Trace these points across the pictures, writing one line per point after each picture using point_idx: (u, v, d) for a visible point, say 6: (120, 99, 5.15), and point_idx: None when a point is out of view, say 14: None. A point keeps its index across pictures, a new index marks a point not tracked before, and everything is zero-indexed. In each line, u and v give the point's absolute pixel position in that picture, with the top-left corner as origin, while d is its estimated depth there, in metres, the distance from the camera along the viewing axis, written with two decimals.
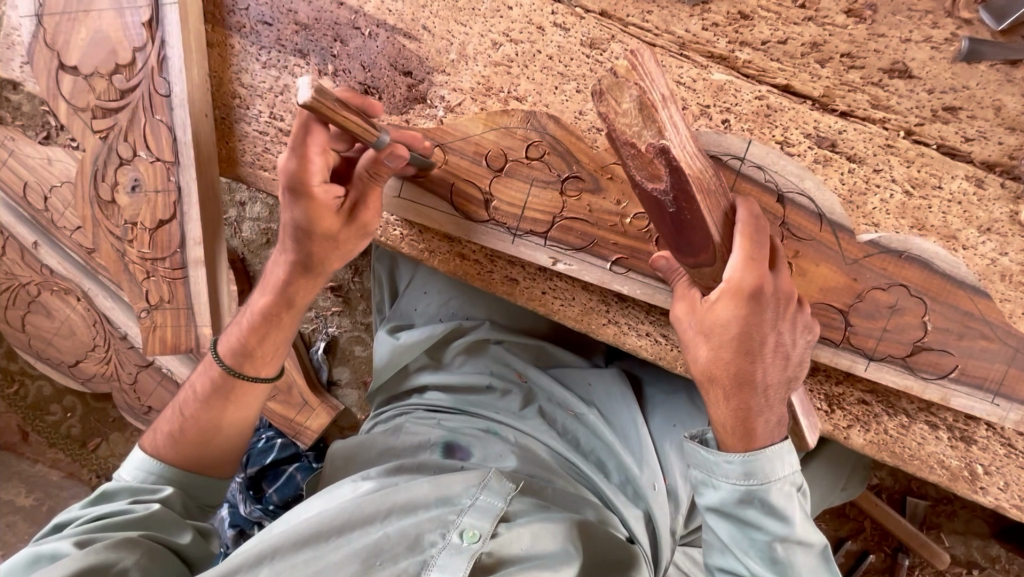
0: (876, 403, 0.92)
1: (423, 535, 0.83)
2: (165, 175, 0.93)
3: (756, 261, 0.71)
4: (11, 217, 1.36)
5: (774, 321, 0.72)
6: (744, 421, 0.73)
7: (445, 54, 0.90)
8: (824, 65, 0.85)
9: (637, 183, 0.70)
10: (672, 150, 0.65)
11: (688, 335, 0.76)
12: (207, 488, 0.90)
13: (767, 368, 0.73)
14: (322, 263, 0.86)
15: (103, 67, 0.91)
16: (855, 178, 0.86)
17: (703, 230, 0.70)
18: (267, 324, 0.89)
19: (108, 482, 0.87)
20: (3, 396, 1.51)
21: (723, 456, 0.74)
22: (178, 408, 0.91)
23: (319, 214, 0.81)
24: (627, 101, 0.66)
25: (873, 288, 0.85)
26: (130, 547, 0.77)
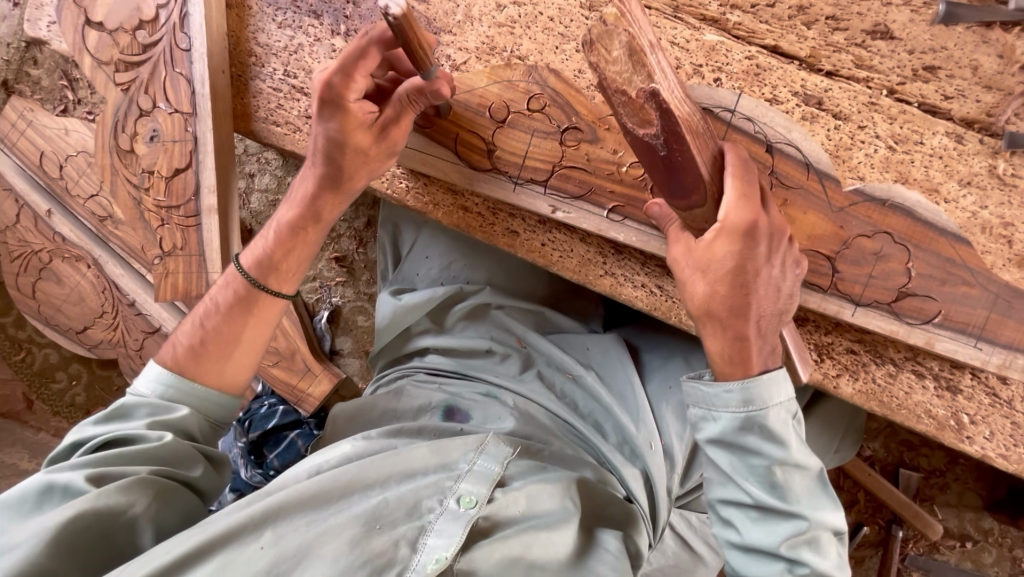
0: (864, 352, 0.95)
1: (421, 502, 0.81)
2: (182, 125, 0.98)
3: (748, 200, 0.75)
4: (26, 185, 1.40)
5: (767, 255, 0.76)
6: (741, 351, 0.76)
7: (451, 16, 0.96)
8: (810, 27, 0.90)
9: (627, 130, 0.74)
10: (660, 94, 0.69)
11: (684, 274, 0.77)
12: (221, 406, 0.92)
13: (760, 300, 0.76)
14: (350, 178, 0.93)
15: (127, 23, 0.97)
16: (841, 134, 0.90)
17: (694, 170, 0.73)
18: (294, 240, 0.95)
19: (128, 396, 0.89)
20: (10, 363, 1.53)
21: (722, 387, 0.75)
22: (194, 320, 0.93)
23: (353, 128, 0.88)
24: (616, 49, 0.69)
25: (858, 236, 0.89)
26: (140, 490, 0.79)
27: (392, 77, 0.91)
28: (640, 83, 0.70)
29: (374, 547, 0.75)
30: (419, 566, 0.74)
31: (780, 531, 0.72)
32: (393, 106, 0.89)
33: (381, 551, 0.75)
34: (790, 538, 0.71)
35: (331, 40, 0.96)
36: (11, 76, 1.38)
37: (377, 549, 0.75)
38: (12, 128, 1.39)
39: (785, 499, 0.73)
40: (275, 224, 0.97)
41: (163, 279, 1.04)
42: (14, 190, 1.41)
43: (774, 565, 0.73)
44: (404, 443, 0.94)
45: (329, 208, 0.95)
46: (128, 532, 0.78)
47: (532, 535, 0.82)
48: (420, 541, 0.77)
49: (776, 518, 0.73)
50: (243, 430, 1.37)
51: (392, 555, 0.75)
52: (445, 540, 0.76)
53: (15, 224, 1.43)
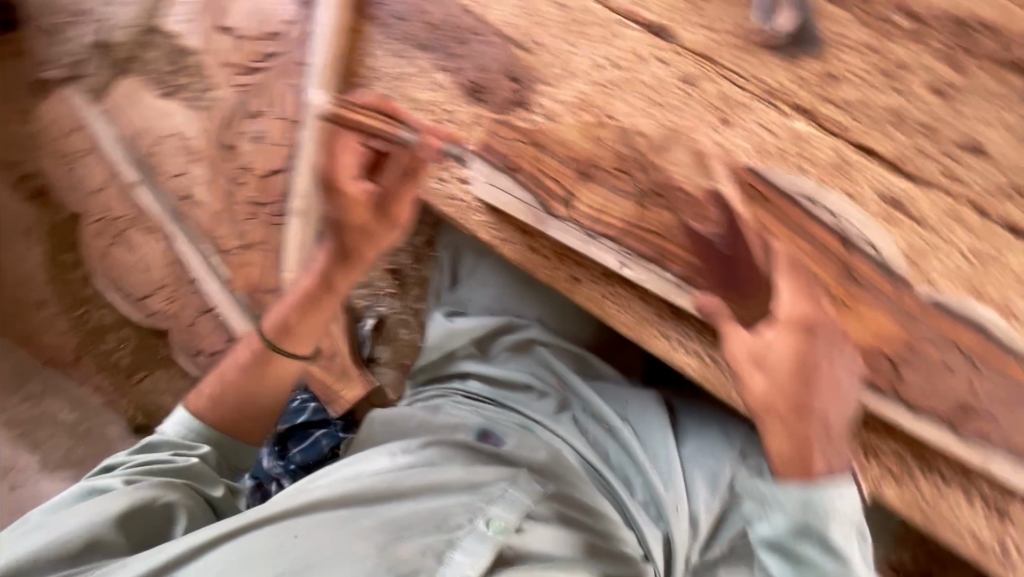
0: (912, 460, 0.93)
1: (450, 517, 0.81)
2: (286, 132, 1.09)
3: (802, 297, 0.82)
4: (119, 156, 1.50)
5: (826, 352, 0.79)
6: (803, 447, 0.75)
7: (550, 68, 0.99)
8: (901, 130, 0.89)
9: (684, 224, 0.92)
10: (721, 196, 0.90)
11: (742, 368, 0.78)
12: (237, 451, 0.98)
13: (823, 404, 0.77)
14: (359, 255, 1.01)
15: (254, 33, 1.09)
16: (917, 237, 0.89)
17: (749, 267, 0.87)
18: (310, 306, 1.00)
19: (152, 434, 0.95)
20: (69, 316, 1.60)
21: (784, 488, 0.75)
22: (218, 372, 0.98)
23: (350, 206, 0.97)
24: (684, 155, 0.93)
25: (925, 343, 0.88)
26: (170, 488, 0.86)
27: (379, 147, 0.98)
28: (702, 183, 0.91)
29: (402, 554, 0.75)
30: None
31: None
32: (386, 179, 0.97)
33: (408, 558, 0.75)
34: None
35: (433, 74, 1.04)
36: (125, 56, 1.49)
37: (404, 556, 0.75)
38: (118, 103, 1.50)
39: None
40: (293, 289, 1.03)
41: (239, 271, 1.21)
42: (107, 159, 1.50)
43: None
44: (441, 457, 0.93)
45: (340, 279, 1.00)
46: (162, 526, 0.84)
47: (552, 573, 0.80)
48: (446, 555, 0.76)
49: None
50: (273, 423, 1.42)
51: (417, 563, 0.75)
52: (471, 560, 0.76)
53: (102, 190, 1.52)
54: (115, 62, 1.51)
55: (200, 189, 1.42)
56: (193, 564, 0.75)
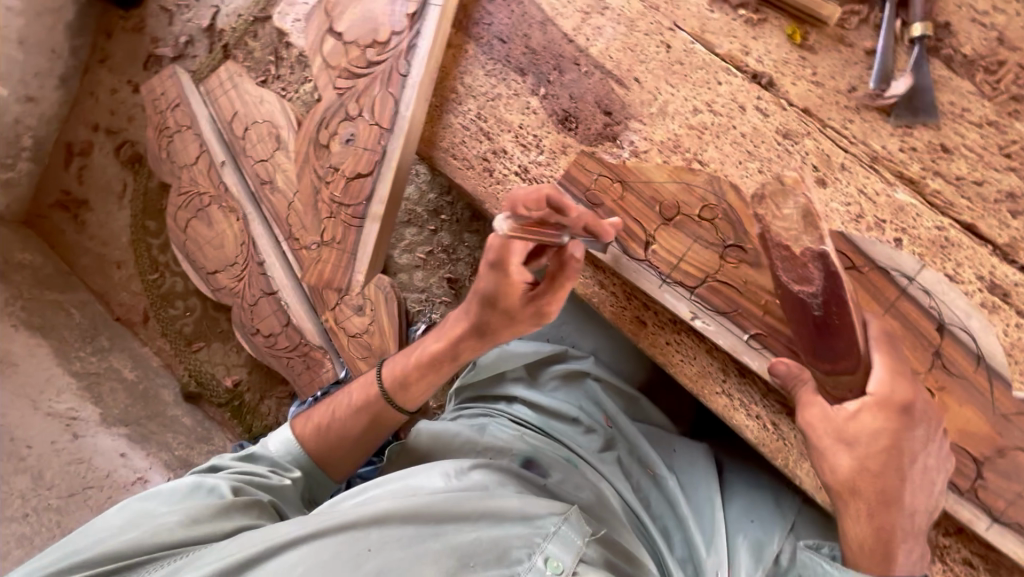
0: (983, 570, 0.86)
1: (510, 550, 0.79)
2: (376, 138, 1.11)
3: (903, 376, 0.74)
4: (211, 136, 1.57)
5: (923, 440, 0.73)
6: (886, 542, 0.71)
7: (646, 106, 0.99)
8: (1016, 217, 0.86)
9: (783, 284, 0.83)
10: (829, 257, 0.79)
11: (823, 442, 0.76)
12: (320, 484, 0.98)
13: (913, 493, 0.73)
14: (495, 333, 0.96)
15: (363, 40, 1.12)
16: (1020, 334, 0.83)
17: (847, 339, 0.77)
18: (429, 369, 0.98)
19: (257, 445, 0.97)
20: (145, 279, 1.70)
21: (850, 575, 0.71)
22: (329, 405, 1.01)
23: (508, 292, 0.90)
24: (788, 209, 0.87)
25: (1016, 448, 0.81)
26: (262, 510, 0.85)
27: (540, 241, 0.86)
28: (809, 244, 0.81)
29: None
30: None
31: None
32: (548, 279, 0.88)
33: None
34: None
35: (528, 97, 1.04)
36: (233, 41, 1.61)
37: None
38: (219, 86, 1.58)
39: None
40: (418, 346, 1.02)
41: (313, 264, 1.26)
42: (201, 136, 1.58)
43: None
44: (493, 481, 0.92)
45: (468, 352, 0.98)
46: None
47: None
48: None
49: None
50: None
51: None
52: None
53: (191, 165, 1.60)
54: (222, 46, 1.62)
55: (282, 176, 1.48)
56: (273, 563, 0.74)
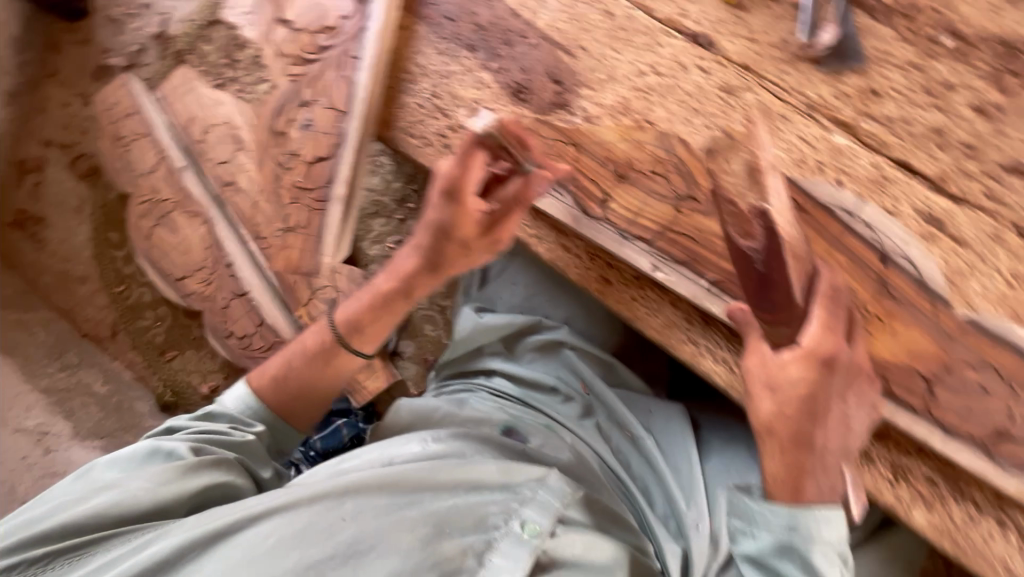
0: (944, 486, 0.90)
1: (487, 516, 0.80)
2: (333, 120, 1.17)
3: (833, 331, 0.78)
4: (170, 142, 1.56)
5: (842, 391, 0.76)
6: (801, 476, 0.74)
7: (594, 73, 1.02)
8: (944, 150, 0.90)
9: (730, 239, 0.91)
10: (769, 214, 0.88)
11: (753, 388, 0.79)
12: (287, 436, 0.99)
13: (827, 433, 0.75)
14: (449, 264, 0.99)
15: (312, 26, 1.18)
16: (958, 259, 0.88)
17: (785, 290, 0.82)
18: (384, 309, 1.00)
19: (213, 405, 0.96)
20: (110, 292, 1.67)
21: (769, 506, 0.75)
22: (284, 356, 1.00)
23: (463, 220, 0.94)
24: (734, 164, 0.93)
25: (962, 365, 0.86)
26: (227, 467, 0.85)
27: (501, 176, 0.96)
28: (753, 201, 0.90)
29: (445, 551, 0.75)
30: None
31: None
32: (502, 207, 0.96)
33: (451, 556, 0.75)
34: None
35: (479, 73, 1.07)
36: (184, 46, 1.57)
37: (447, 554, 0.75)
38: (175, 91, 1.57)
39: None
40: (369, 287, 1.02)
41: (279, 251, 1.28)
42: (159, 143, 1.57)
43: None
44: (471, 448, 0.92)
45: (421, 287, 0.99)
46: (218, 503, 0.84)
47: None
48: (486, 556, 0.76)
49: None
50: None
51: (459, 562, 0.75)
52: (511, 564, 0.75)
53: (151, 173, 1.58)
54: (173, 52, 1.58)
55: (244, 176, 1.47)
56: (246, 535, 0.74)
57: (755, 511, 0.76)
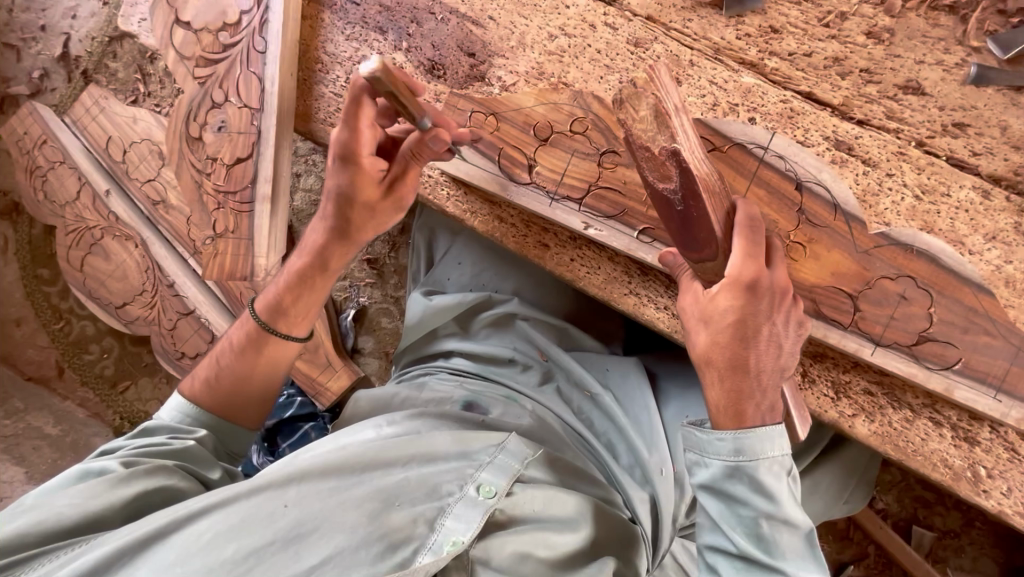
0: (881, 394, 0.95)
1: (440, 485, 0.82)
2: (248, 119, 1.18)
3: (755, 258, 0.79)
4: (88, 165, 1.48)
5: (769, 311, 0.78)
6: (740, 401, 0.77)
7: (506, 41, 1.03)
8: (844, 77, 0.94)
9: (649, 183, 0.84)
10: (681, 154, 0.79)
11: (689, 322, 0.83)
12: (234, 437, 0.98)
13: (759, 355, 0.78)
14: (360, 231, 0.98)
15: (213, 24, 1.19)
16: (868, 180, 0.93)
17: (706, 228, 0.80)
18: (303, 286, 0.99)
19: (149, 421, 0.95)
20: (48, 330, 1.61)
21: (716, 434, 0.77)
22: (213, 357, 1.00)
23: (361, 181, 0.94)
24: (643, 109, 0.81)
25: (882, 277, 0.91)
26: (165, 472, 0.84)
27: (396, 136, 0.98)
28: (664, 142, 0.81)
29: (393, 522, 0.76)
30: (434, 547, 0.75)
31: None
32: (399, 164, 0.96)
33: (399, 527, 0.76)
34: None
35: (392, 53, 1.09)
36: (92, 66, 1.49)
37: (395, 525, 0.76)
38: (85, 113, 1.48)
39: (771, 556, 0.72)
40: (286, 269, 1.02)
41: (212, 259, 1.28)
42: (77, 168, 1.49)
43: None
44: (427, 426, 0.94)
45: (335, 257, 0.98)
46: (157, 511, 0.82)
47: (545, 534, 0.84)
48: (438, 522, 0.78)
49: (759, 570, 0.73)
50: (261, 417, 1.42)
51: (409, 531, 0.76)
52: (463, 525, 0.77)
53: (73, 200, 1.50)
54: (81, 73, 1.51)
55: (173, 192, 1.41)
56: (181, 534, 0.74)
57: (704, 440, 0.78)
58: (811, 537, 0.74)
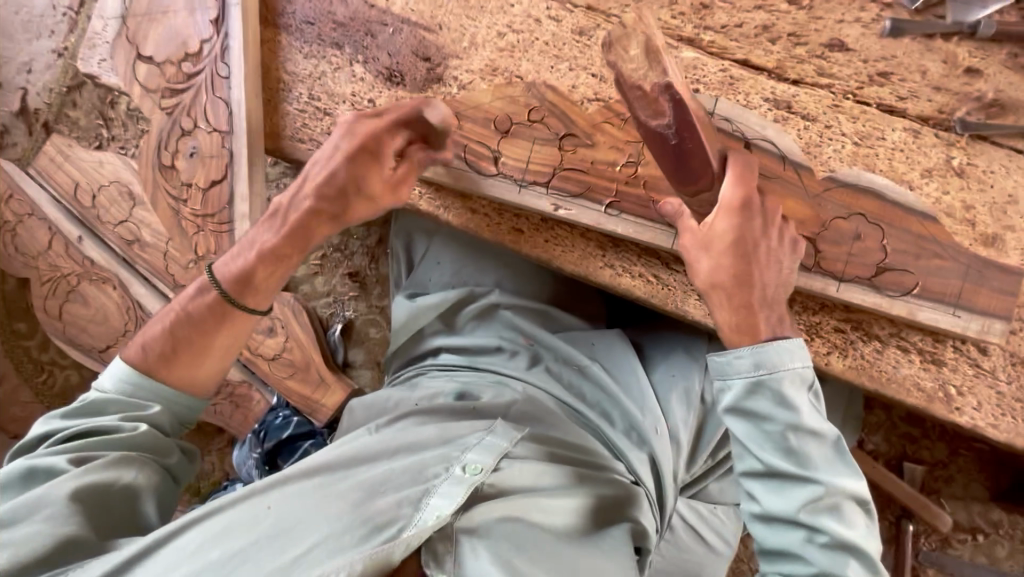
0: (851, 331, 1.01)
1: (426, 468, 0.86)
2: (218, 143, 1.25)
3: (745, 180, 0.83)
4: (59, 214, 1.48)
5: (763, 229, 0.83)
6: (747, 320, 0.81)
7: (458, 44, 1.09)
8: (774, 43, 1.01)
9: (641, 122, 0.81)
10: (674, 87, 0.77)
11: (689, 251, 0.85)
12: (189, 408, 0.97)
13: (762, 273, 0.82)
14: (351, 217, 1.02)
15: (174, 55, 1.26)
16: (810, 133, 1.00)
17: (700, 157, 0.81)
18: (274, 262, 0.98)
19: (93, 394, 0.92)
20: (32, 385, 1.60)
21: (735, 354, 0.79)
22: (165, 324, 0.95)
23: (370, 173, 1.00)
24: (633, 49, 0.79)
25: (835, 218, 0.97)
26: (126, 465, 0.87)
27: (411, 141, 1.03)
28: (655, 78, 0.78)
29: (377, 507, 0.79)
30: (419, 522, 0.77)
31: (797, 496, 0.74)
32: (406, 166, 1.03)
33: (383, 511, 0.78)
34: (808, 503, 0.73)
35: (351, 67, 1.14)
36: (52, 117, 1.48)
37: (380, 510, 0.78)
38: (51, 162, 1.48)
39: (805, 468, 0.75)
40: (255, 242, 0.99)
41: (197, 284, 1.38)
42: (48, 220, 1.48)
43: (793, 534, 0.75)
44: (416, 421, 0.99)
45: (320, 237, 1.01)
46: (126, 507, 0.86)
47: (534, 501, 0.87)
48: (423, 501, 0.80)
49: (793, 485, 0.75)
50: (259, 441, 1.39)
51: (394, 513, 0.78)
52: (447, 500, 0.79)
53: (46, 251, 1.50)
54: (43, 125, 1.50)
55: (147, 230, 1.41)
56: (168, 547, 0.77)
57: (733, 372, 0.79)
58: (841, 445, 0.77)
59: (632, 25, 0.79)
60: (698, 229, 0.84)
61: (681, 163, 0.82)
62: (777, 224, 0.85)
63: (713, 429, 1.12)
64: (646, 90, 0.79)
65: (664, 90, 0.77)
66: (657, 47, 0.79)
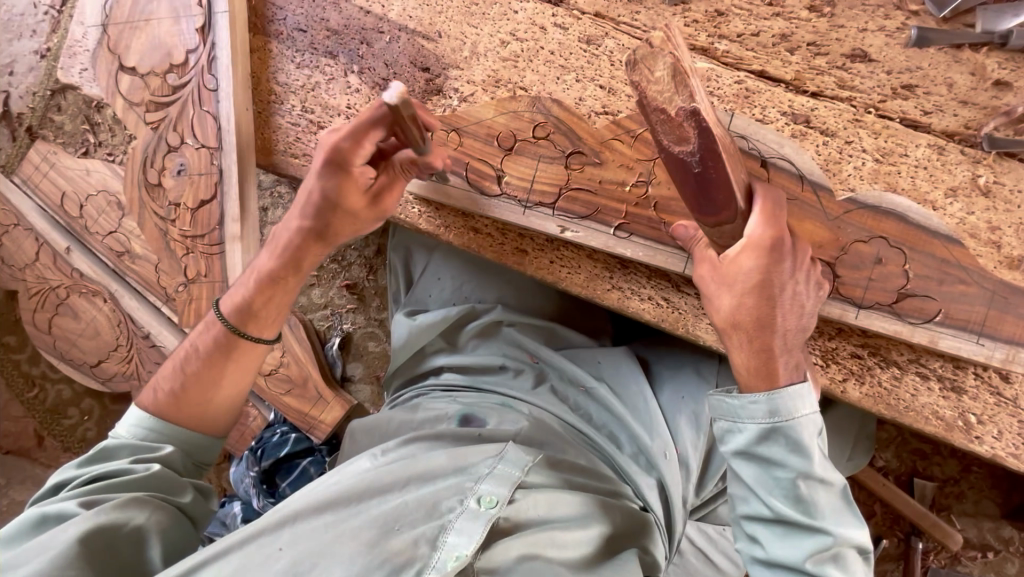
0: (868, 357, 0.97)
1: (440, 502, 0.81)
2: (207, 159, 1.21)
3: (775, 219, 0.77)
4: (45, 224, 1.42)
5: (792, 272, 0.77)
6: (768, 364, 0.75)
7: (458, 53, 1.03)
8: (793, 52, 0.96)
9: (663, 147, 0.76)
10: (701, 113, 0.71)
11: (709, 290, 0.79)
12: (204, 447, 0.94)
13: (785, 315, 0.76)
14: (337, 235, 0.98)
15: (159, 67, 1.21)
16: (830, 149, 0.95)
17: (725, 189, 0.75)
18: (273, 287, 0.96)
19: (106, 440, 0.90)
20: (24, 400, 1.56)
21: (747, 398, 0.75)
22: (176, 365, 0.95)
23: (348, 189, 0.94)
24: (660, 68, 0.72)
25: (855, 241, 0.93)
26: (139, 505, 0.82)
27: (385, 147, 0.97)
28: (682, 102, 0.72)
29: (393, 547, 0.76)
30: (438, 564, 0.75)
31: (804, 546, 0.71)
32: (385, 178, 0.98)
33: (400, 551, 0.76)
34: (815, 553, 0.70)
35: (346, 77, 1.09)
36: (36, 122, 1.42)
37: (397, 549, 0.76)
38: (36, 170, 1.41)
39: (813, 518, 0.71)
40: (254, 270, 0.98)
41: (188, 305, 1.33)
42: (34, 229, 1.42)
43: None
44: (422, 448, 0.94)
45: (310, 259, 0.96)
46: (135, 549, 0.80)
47: (551, 534, 0.83)
48: (440, 539, 0.77)
49: (800, 533, 0.72)
50: (256, 460, 1.35)
51: (412, 553, 0.76)
52: (465, 539, 0.77)
53: (34, 262, 1.44)
54: (26, 130, 1.43)
55: (136, 241, 1.35)
56: None
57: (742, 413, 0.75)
58: (847, 493, 0.74)
59: (661, 42, 0.71)
60: (719, 264, 0.79)
61: (703, 193, 0.77)
62: (805, 266, 0.79)
63: (723, 452, 1.08)
64: (671, 114, 0.73)
65: (689, 116, 0.72)
66: (686, 67, 0.72)
